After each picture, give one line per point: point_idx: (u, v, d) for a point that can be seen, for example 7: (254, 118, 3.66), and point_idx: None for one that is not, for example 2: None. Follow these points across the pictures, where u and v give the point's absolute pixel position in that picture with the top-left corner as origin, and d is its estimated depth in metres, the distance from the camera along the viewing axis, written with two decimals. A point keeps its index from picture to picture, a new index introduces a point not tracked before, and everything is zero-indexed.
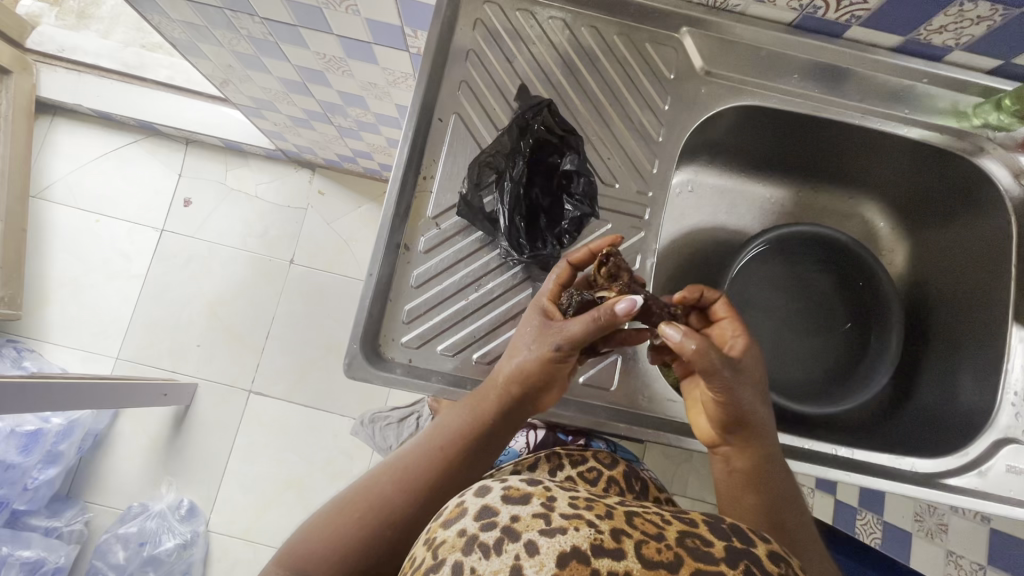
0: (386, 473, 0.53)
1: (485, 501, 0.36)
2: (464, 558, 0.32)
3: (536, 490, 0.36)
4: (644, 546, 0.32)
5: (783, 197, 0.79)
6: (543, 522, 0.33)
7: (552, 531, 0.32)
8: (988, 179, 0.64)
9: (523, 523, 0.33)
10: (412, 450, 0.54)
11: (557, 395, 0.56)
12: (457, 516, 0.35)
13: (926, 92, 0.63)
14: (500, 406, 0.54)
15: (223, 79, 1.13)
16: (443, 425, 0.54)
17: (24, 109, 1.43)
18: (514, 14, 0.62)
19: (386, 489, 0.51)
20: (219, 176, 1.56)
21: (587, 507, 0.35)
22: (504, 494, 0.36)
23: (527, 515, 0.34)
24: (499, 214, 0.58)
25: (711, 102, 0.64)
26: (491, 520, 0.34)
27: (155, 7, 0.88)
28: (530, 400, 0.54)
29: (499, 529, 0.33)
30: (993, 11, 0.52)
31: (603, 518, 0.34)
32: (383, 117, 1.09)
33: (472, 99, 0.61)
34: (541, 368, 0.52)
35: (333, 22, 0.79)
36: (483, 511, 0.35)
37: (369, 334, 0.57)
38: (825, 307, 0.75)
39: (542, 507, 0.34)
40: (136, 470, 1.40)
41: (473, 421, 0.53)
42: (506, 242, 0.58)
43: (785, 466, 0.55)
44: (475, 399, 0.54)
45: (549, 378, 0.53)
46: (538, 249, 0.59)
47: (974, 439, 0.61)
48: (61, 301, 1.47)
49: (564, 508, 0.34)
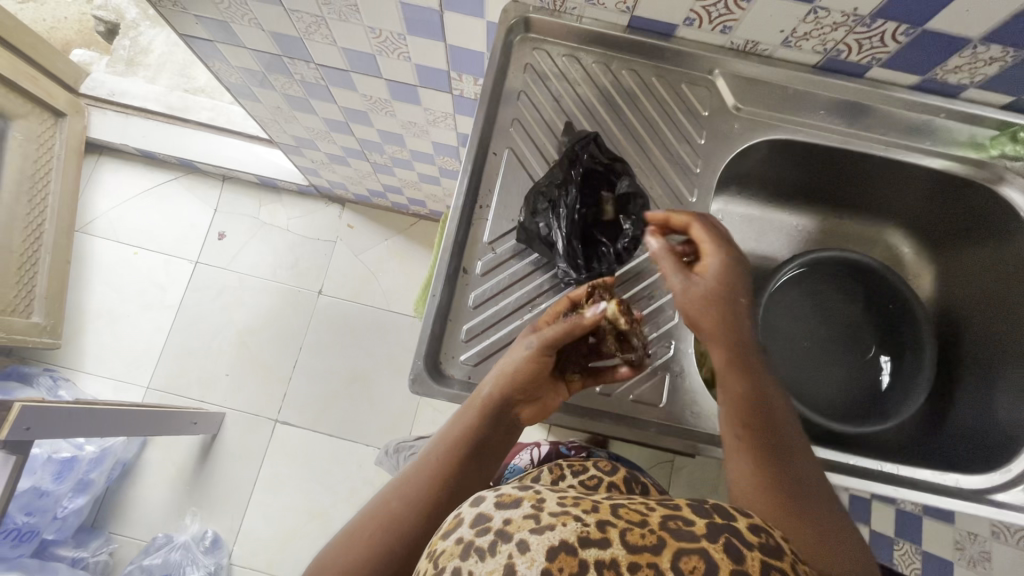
0: (392, 494, 0.54)
1: (479, 509, 0.34)
2: (462, 564, 0.31)
3: (526, 494, 0.35)
4: (628, 534, 0.31)
5: (809, 225, 0.83)
6: (533, 521, 0.32)
7: (541, 528, 0.31)
8: (1008, 206, 0.68)
9: (515, 524, 0.32)
10: (412, 469, 0.56)
11: (538, 410, 0.59)
12: (453, 527, 0.35)
13: (943, 125, 0.67)
14: (491, 413, 0.57)
15: (267, 119, 1.20)
16: (441, 439, 0.57)
17: (75, 149, 1.52)
18: (560, 59, 0.68)
19: (395, 507, 0.53)
20: (253, 212, 1.63)
21: (574, 503, 0.33)
22: (496, 501, 0.34)
23: (518, 516, 0.33)
24: (557, 238, 0.61)
25: (744, 136, 0.69)
26: (485, 524, 0.33)
27: (217, 53, 0.96)
28: (517, 405, 0.57)
29: (493, 532, 0.32)
30: (1005, 53, 0.58)
31: (588, 512, 0.33)
32: (419, 154, 1.15)
33: (524, 135, 0.66)
34: (524, 371, 0.55)
35: (383, 67, 0.85)
36: (477, 518, 0.33)
37: (431, 351, 0.60)
38: (859, 332, 0.77)
39: (532, 508, 0.33)
40: (162, 500, 1.41)
41: (466, 431, 0.56)
42: (563, 263, 0.61)
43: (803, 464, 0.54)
44: (465, 409, 0.58)
45: (534, 381, 0.56)
46: (591, 269, 0.63)
47: (1016, 456, 0.63)
48: (97, 331, 1.51)
49: (552, 507, 0.33)
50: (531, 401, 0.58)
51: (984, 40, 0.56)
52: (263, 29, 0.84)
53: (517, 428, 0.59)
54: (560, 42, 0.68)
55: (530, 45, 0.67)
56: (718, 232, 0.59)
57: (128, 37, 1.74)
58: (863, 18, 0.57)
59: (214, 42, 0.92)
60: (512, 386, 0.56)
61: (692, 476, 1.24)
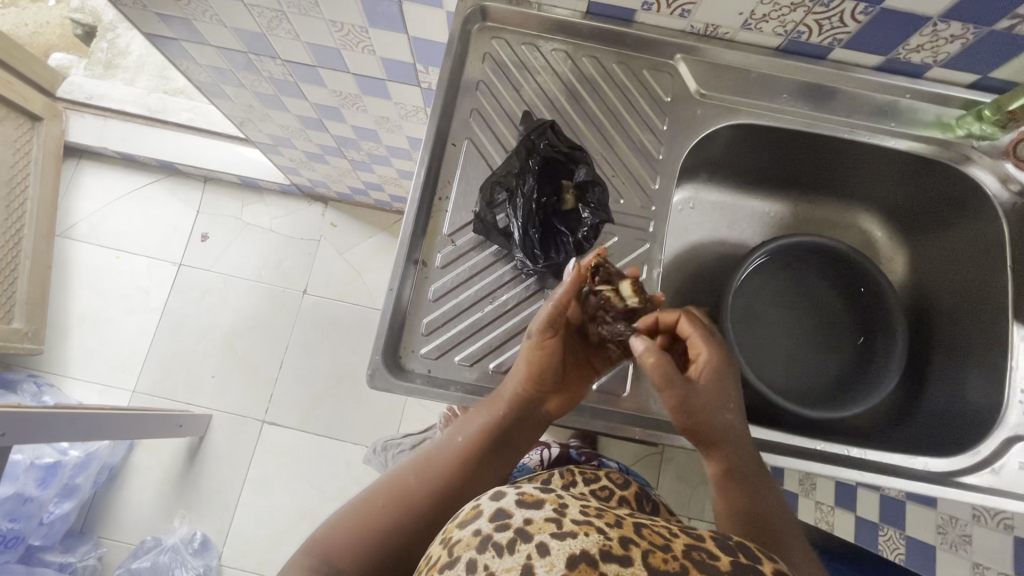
0: (410, 472, 0.56)
1: (499, 504, 0.35)
2: (477, 556, 0.32)
3: (548, 496, 0.35)
4: (651, 556, 0.32)
5: (781, 211, 0.82)
6: (554, 526, 0.32)
7: (563, 534, 0.32)
8: (976, 186, 0.67)
9: (536, 526, 0.33)
10: (434, 451, 0.58)
11: (564, 398, 0.60)
12: (471, 516, 0.35)
13: (909, 106, 0.67)
14: (514, 410, 0.58)
15: (242, 119, 1.19)
16: (462, 429, 0.58)
17: (54, 154, 1.51)
18: (520, 47, 0.67)
19: (409, 487, 0.54)
20: (236, 212, 1.62)
21: (597, 514, 0.34)
22: (517, 499, 0.35)
23: (540, 518, 0.33)
24: (513, 228, 0.61)
25: (707, 121, 0.68)
26: (503, 521, 0.33)
27: (183, 52, 0.95)
28: (543, 400, 0.59)
29: (511, 530, 0.33)
30: (965, 30, 0.57)
31: (612, 525, 0.33)
32: (394, 149, 1.14)
33: (483, 126, 0.65)
34: (543, 363, 0.56)
35: (349, 61, 0.84)
36: (497, 513, 0.34)
37: (390, 346, 0.59)
38: (837, 321, 0.77)
39: (554, 512, 0.34)
40: (150, 503, 1.40)
41: (491, 424, 0.57)
42: (521, 253, 0.61)
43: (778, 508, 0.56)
44: (489, 403, 0.58)
45: (554, 374, 0.57)
46: (551, 259, 0.61)
47: (984, 438, 0.63)
48: (81, 336, 1.51)
49: (575, 514, 0.33)
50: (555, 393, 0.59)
51: (944, 17, 0.55)
52: (225, 25, 0.83)
53: (540, 424, 0.60)
54: (520, 31, 0.67)
55: (488, 35, 0.67)
56: (704, 326, 0.59)
57: (105, 40, 1.72)
58: None
59: (179, 40, 0.91)
60: (537, 382, 0.57)
61: (681, 468, 1.23)
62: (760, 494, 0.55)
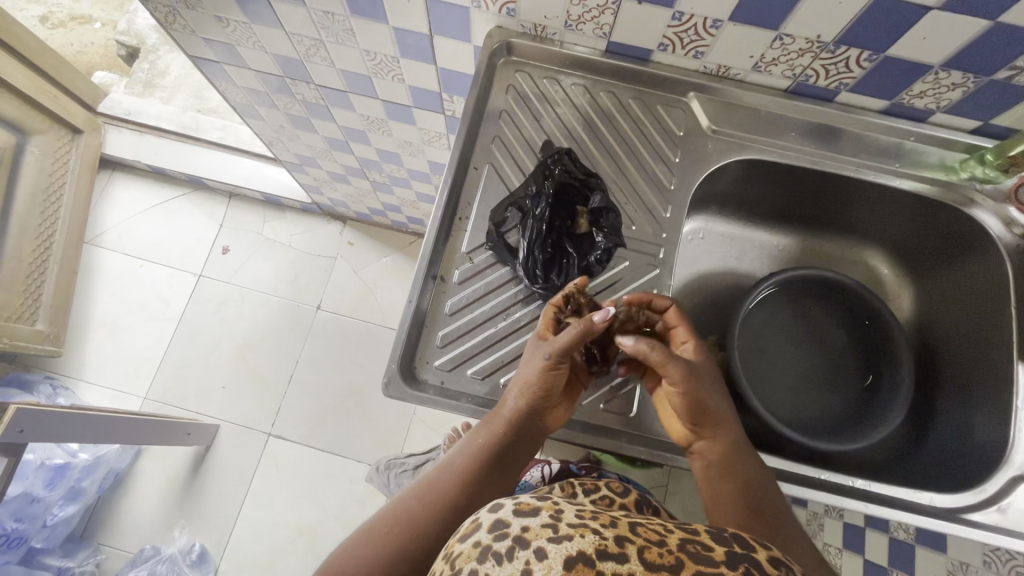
0: (413, 495, 0.55)
1: (496, 516, 0.35)
2: (478, 567, 0.32)
3: (544, 504, 0.35)
4: (648, 552, 0.32)
5: (789, 245, 0.84)
6: (550, 531, 0.32)
7: (559, 538, 0.32)
8: (980, 227, 0.69)
9: (533, 532, 0.33)
10: (437, 474, 0.57)
11: (565, 411, 0.61)
12: (470, 530, 0.35)
13: (915, 148, 0.69)
14: (516, 424, 0.58)
15: (272, 138, 1.25)
16: (463, 447, 0.59)
17: (89, 164, 1.58)
18: (541, 81, 0.71)
19: (412, 506, 0.54)
20: (258, 227, 1.67)
21: (593, 517, 0.34)
22: (514, 508, 0.35)
23: (536, 525, 0.33)
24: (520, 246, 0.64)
25: (717, 156, 0.71)
26: (502, 531, 0.33)
27: (223, 74, 1.01)
28: (541, 416, 0.59)
29: (510, 538, 0.33)
30: (966, 79, 0.60)
31: (608, 526, 0.34)
32: (415, 172, 1.19)
33: (504, 151, 0.69)
34: (541, 380, 0.57)
35: (379, 89, 0.89)
36: (495, 524, 0.34)
37: (406, 356, 0.62)
38: (841, 357, 0.78)
39: (550, 517, 0.34)
40: (152, 511, 1.41)
41: (491, 439, 0.58)
42: (522, 272, 0.64)
43: (777, 500, 0.56)
44: (489, 420, 0.59)
45: (554, 389, 0.58)
46: (550, 280, 0.64)
47: (991, 476, 0.63)
48: (99, 340, 1.54)
49: (570, 518, 0.34)
50: (556, 406, 0.60)
51: (945, 66, 0.58)
52: (267, 51, 0.88)
53: (542, 438, 0.60)
54: (542, 66, 0.71)
55: (513, 68, 0.71)
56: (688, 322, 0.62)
57: (146, 61, 1.82)
58: (827, 44, 0.59)
59: (221, 63, 0.97)
60: (535, 400, 0.57)
61: (687, 501, 1.21)
62: (757, 482, 0.57)
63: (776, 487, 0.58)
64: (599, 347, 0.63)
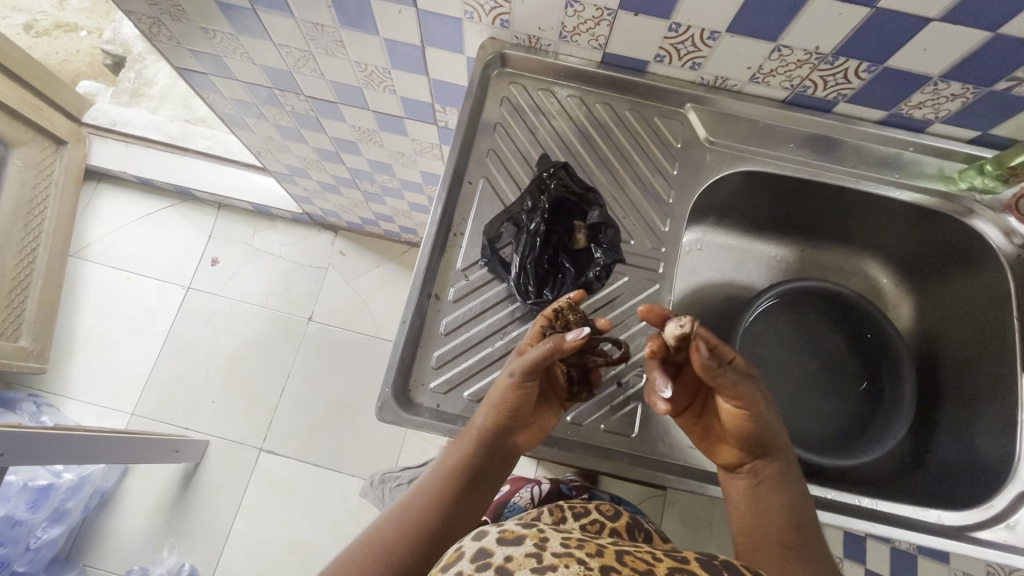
0: (384, 522, 0.53)
1: (480, 544, 0.35)
2: None
3: (529, 532, 0.35)
4: None
5: (787, 255, 0.83)
6: (534, 561, 0.32)
7: (543, 569, 0.32)
8: (981, 238, 0.68)
9: (516, 562, 0.32)
10: (408, 499, 0.56)
11: (538, 431, 0.60)
12: (453, 560, 0.35)
13: (913, 159, 0.69)
14: (487, 444, 0.57)
15: (262, 148, 1.23)
16: (435, 471, 0.58)
17: (74, 176, 1.54)
18: (536, 93, 0.70)
19: (385, 535, 0.52)
20: (248, 238, 1.64)
21: (578, 546, 0.34)
22: (499, 537, 0.35)
23: (520, 555, 0.33)
24: (512, 260, 0.63)
25: (716, 167, 0.70)
26: (485, 561, 0.33)
27: (211, 85, 0.99)
28: (511, 435, 0.58)
29: (493, 569, 0.32)
30: (965, 90, 0.59)
31: (593, 556, 0.33)
32: (408, 183, 1.17)
33: (498, 165, 0.68)
34: (508, 400, 0.56)
35: (370, 100, 0.88)
36: (478, 553, 0.34)
37: (401, 379, 0.60)
38: (841, 368, 0.77)
39: (534, 547, 0.34)
40: (140, 531, 1.37)
41: (462, 460, 0.57)
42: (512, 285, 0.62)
43: (817, 523, 0.55)
44: (459, 440, 0.58)
45: (522, 407, 0.56)
46: (542, 296, 0.63)
47: (998, 492, 0.62)
48: (84, 356, 1.51)
49: (555, 548, 0.34)
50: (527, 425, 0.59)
51: (944, 78, 0.58)
52: (255, 62, 0.87)
53: (514, 460, 0.60)
54: (536, 77, 0.70)
55: (507, 79, 0.69)
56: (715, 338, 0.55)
57: (133, 70, 1.79)
58: (825, 56, 0.59)
59: (208, 74, 0.95)
60: (503, 418, 0.56)
61: (685, 511, 1.18)
62: (803, 503, 0.56)
63: (812, 503, 0.57)
64: (577, 368, 0.61)
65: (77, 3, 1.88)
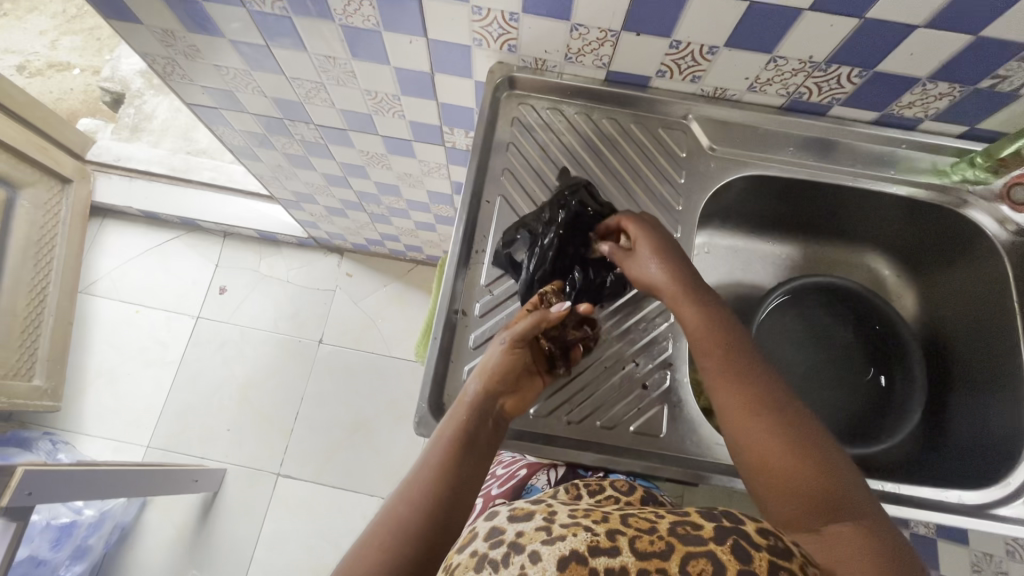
0: (397, 502, 0.52)
1: (492, 523, 0.41)
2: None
3: (537, 509, 0.42)
4: (637, 541, 0.38)
5: (792, 253, 0.87)
6: (543, 534, 0.39)
7: (552, 540, 0.38)
8: (977, 228, 0.71)
9: (527, 536, 0.39)
10: (415, 473, 0.54)
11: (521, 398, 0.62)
12: (468, 541, 0.41)
13: (906, 155, 0.72)
14: (479, 408, 0.58)
15: (270, 178, 1.25)
16: (435, 441, 0.56)
17: (80, 214, 1.56)
18: (545, 111, 0.73)
19: (400, 513, 0.50)
20: (255, 265, 1.66)
21: (584, 517, 0.40)
22: (509, 514, 0.41)
23: (530, 529, 0.39)
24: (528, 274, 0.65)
25: (720, 174, 0.73)
26: (498, 538, 0.39)
27: (222, 119, 1.02)
28: (500, 401, 0.60)
29: (506, 545, 0.39)
30: (952, 89, 0.63)
31: (598, 523, 0.40)
32: (414, 203, 1.20)
33: (514, 183, 0.70)
34: (499, 365, 0.59)
35: (379, 125, 0.90)
36: (491, 532, 0.40)
37: (435, 394, 0.62)
38: (851, 359, 0.79)
39: (543, 521, 0.40)
40: (161, 564, 1.37)
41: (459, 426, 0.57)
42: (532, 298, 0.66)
43: (763, 376, 0.56)
44: (454, 409, 0.58)
45: (512, 373, 0.59)
46: None
47: (1013, 469, 0.64)
48: (97, 391, 1.51)
49: (563, 519, 0.40)
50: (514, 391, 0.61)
51: (932, 78, 0.61)
52: (266, 95, 0.89)
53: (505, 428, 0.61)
54: (544, 96, 0.73)
55: (516, 100, 0.72)
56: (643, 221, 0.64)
57: (132, 106, 1.82)
58: (819, 64, 0.62)
59: (219, 108, 0.98)
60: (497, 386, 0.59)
61: None
62: (740, 360, 0.57)
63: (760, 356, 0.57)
64: (557, 345, 0.64)
65: (71, 42, 1.91)
